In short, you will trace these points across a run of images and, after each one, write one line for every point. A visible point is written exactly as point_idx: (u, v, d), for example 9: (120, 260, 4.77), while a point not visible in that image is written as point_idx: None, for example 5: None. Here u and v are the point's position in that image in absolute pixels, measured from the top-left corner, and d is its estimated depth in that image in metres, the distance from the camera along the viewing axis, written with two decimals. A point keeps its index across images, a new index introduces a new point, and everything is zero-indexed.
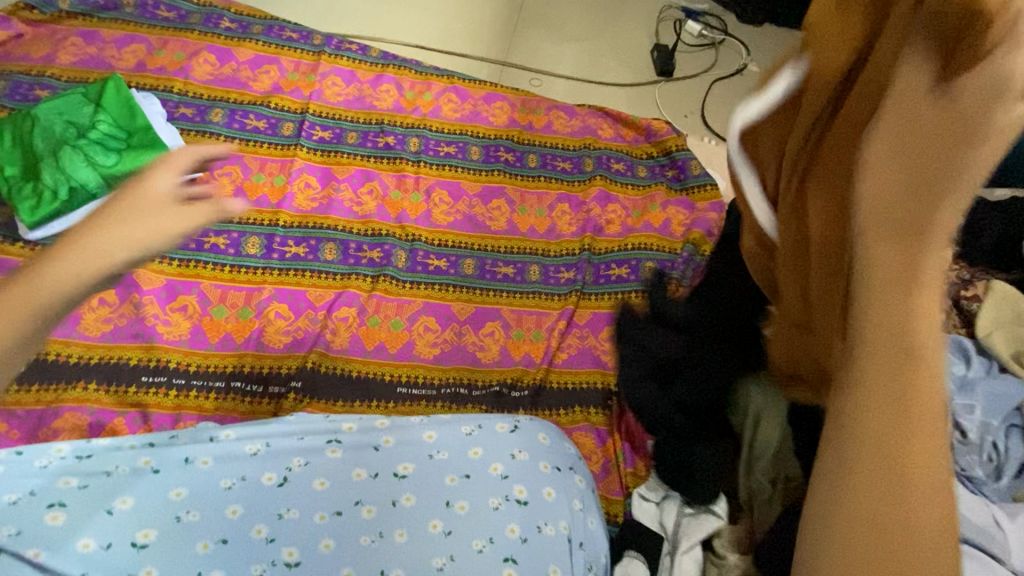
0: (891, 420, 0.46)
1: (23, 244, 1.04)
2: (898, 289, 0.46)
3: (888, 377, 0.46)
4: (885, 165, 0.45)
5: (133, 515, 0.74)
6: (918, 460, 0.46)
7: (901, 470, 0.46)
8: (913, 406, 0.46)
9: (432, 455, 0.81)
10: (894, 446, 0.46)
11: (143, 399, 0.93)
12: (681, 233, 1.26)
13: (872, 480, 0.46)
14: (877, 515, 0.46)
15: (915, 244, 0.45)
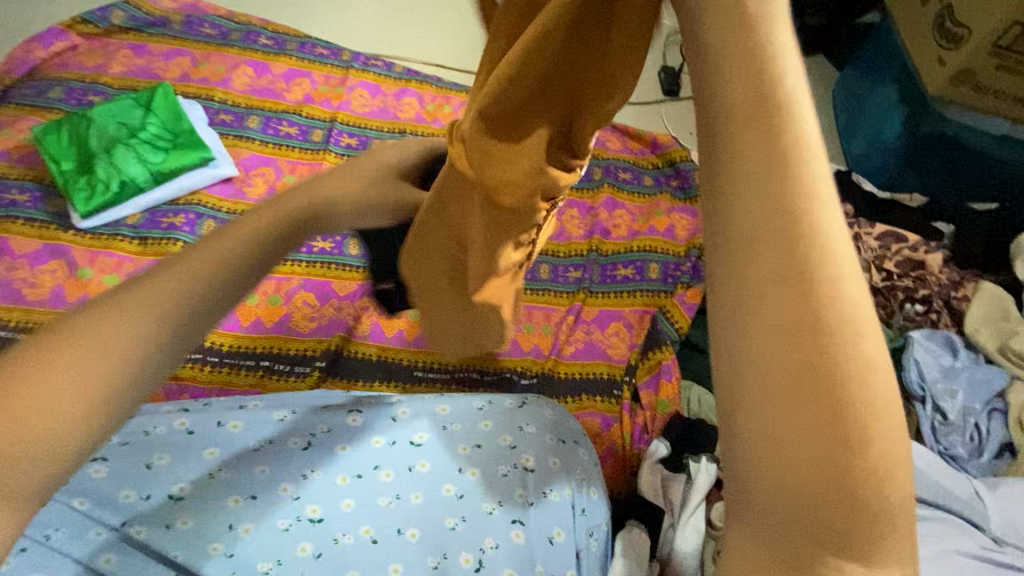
0: (794, 315, 0.27)
1: (74, 231, 1.13)
2: (757, 129, 0.28)
3: (770, 222, 0.28)
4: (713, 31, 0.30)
5: (169, 471, 0.79)
6: (852, 363, 0.27)
7: (827, 389, 0.27)
8: (822, 288, 0.27)
9: (446, 426, 0.87)
10: (809, 352, 0.27)
11: (181, 373, 1.01)
12: (684, 237, 1.32)
13: (793, 412, 0.27)
14: (818, 468, 0.27)
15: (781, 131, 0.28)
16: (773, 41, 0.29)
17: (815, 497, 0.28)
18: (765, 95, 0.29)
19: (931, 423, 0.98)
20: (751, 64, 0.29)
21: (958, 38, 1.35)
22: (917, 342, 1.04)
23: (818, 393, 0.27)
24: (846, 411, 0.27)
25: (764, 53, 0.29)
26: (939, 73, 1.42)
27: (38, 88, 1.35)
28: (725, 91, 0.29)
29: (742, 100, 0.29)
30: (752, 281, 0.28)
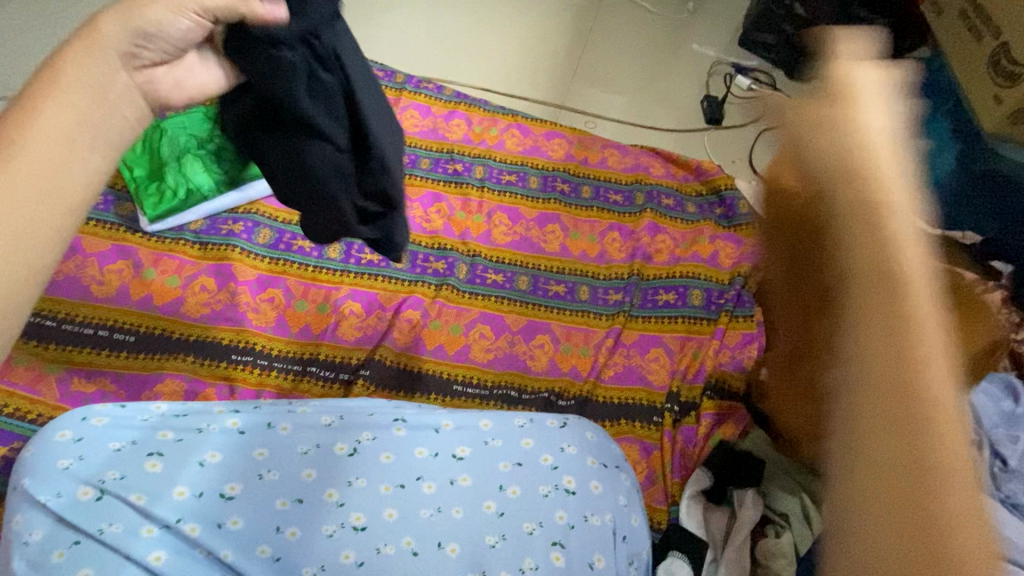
0: (890, 407, 0.42)
1: (141, 233, 1.16)
2: (884, 316, 0.44)
3: (887, 360, 0.43)
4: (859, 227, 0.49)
5: (221, 469, 0.80)
6: (934, 438, 0.40)
7: (922, 452, 0.40)
8: (924, 399, 0.41)
9: (487, 442, 0.88)
10: (922, 440, 0.40)
11: (232, 373, 1.05)
12: (728, 265, 1.31)
13: (888, 461, 0.40)
14: (906, 499, 0.39)
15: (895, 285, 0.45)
16: (901, 259, 0.45)
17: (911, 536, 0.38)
18: (885, 246, 0.47)
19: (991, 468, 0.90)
20: (877, 233, 0.47)
21: (1015, 77, 1.40)
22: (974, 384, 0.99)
23: (915, 458, 0.40)
24: (928, 477, 0.39)
25: (893, 251, 0.46)
26: (997, 111, 1.46)
27: None
28: (851, 251, 0.49)
29: (873, 254, 0.47)
30: (868, 362, 0.43)
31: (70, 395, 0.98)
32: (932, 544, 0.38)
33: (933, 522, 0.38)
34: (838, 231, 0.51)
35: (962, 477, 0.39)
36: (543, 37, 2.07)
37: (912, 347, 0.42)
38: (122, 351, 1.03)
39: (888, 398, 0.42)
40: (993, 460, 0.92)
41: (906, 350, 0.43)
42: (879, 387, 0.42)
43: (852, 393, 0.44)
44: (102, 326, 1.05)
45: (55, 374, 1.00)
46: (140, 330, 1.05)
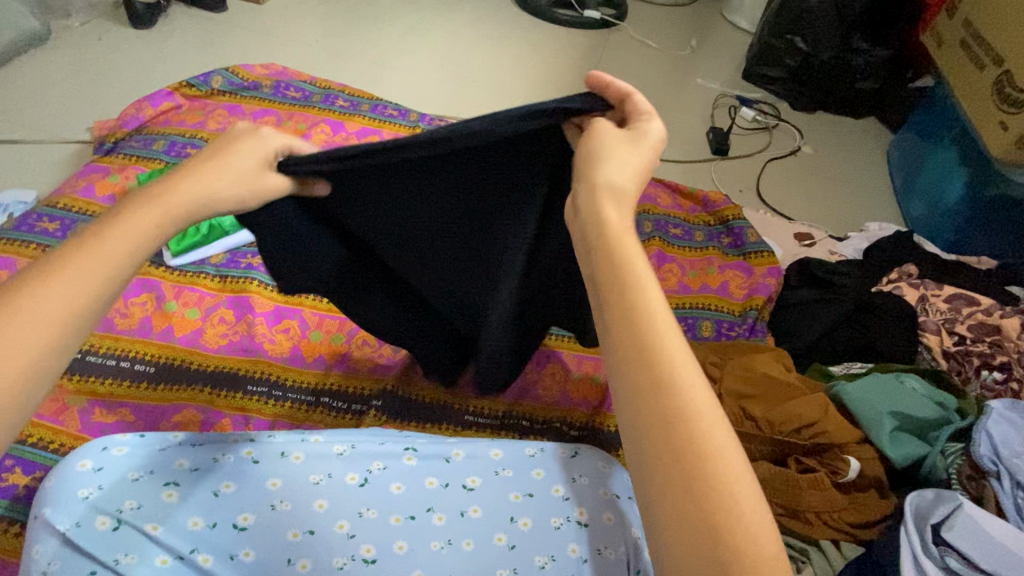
0: (651, 406, 0.45)
1: (165, 268, 1.20)
2: (617, 305, 0.49)
3: (624, 349, 0.47)
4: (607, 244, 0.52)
5: (235, 499, 0.80)
6: (692, 428, 0.44)
7: (699, 466, 0.43)
8: (671, 394, 0.45)
9: (498, 472, 0.87)
10: (669, 418, 0.45)
11: (248, 404, 1.07)
12: (740, 296, 1.30)
13: (671, 495, 0.43)
14: (686, 495, 0.43)
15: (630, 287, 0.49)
16: (624, 258, 0.51)
17: (685, 515, 0.42)
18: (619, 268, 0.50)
19: (1014, 502, 0.83)
20: (615, 278, 0.50)
21: (1020, 103, 1.40)
22: (995, 414, 0.91)
23: (698, 477, 0.43)
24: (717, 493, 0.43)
25: (618, 254, 0.51)
26: (1002, 138, 1.45)
27: (143, 141, 1.47)
28: (606, 305, 0.50)
29: (611, 297, 0.50)
30: (641, 403, 0.45)
31: (91, 425, 1.01)
32: (711, 523, 0.42)
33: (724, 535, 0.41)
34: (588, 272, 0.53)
35: (738, 471, 0.44)
36: (552, 75, 2.14)
37: (678, 379, 0.46)
38: (142, 381, 1.06)
39: (669, 418, 0.44)
40: (1014, 489, 0.84)
41: (666, 376, 0.46)
42: (659, 421, 0.45)
43: (629, 432, 0.46)
44: (124, 358, 1.08)
45: (77, 405, 1.02)
46: (159, 361, 1.08)
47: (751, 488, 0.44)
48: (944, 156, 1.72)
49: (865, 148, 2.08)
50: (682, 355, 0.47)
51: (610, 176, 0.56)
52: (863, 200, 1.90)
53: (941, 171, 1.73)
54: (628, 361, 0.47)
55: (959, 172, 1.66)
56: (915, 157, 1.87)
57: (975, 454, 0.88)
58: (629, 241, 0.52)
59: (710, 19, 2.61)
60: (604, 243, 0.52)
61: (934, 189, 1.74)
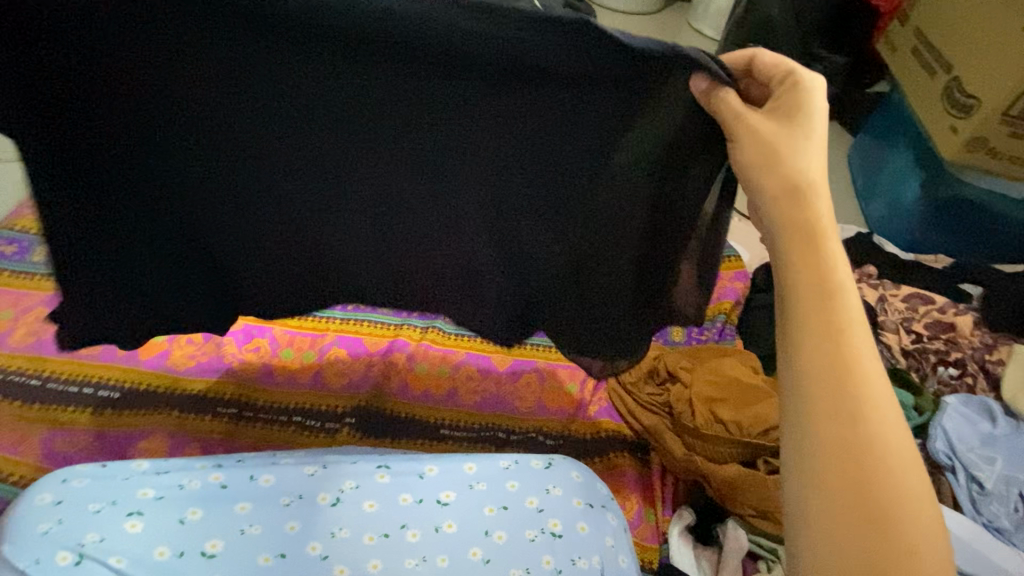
0: (828, 382, 0.47)
1: None
2: (812, 276, 0.51)
3: (813, 320, 0.49)
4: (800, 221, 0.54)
5: (201, 526, 0.79)
6: (866, 406, 0.46)
7: (866, 444, 0.45)
8: (853, 370, 0.47)
9: (472, 485, 0.87)
10: (844, 394, 0.47)
11: (218, 427, 1.04)
12: (709, 300, 1.35)
13: (835, 470, 0.45)
14: (849, 471, 0.45)
15: (824, 263, 0.51)
16: (825, 242, 0.52)
17: (846, 494, 0.45)
18: (815, 243, 0.52)
19: (968, 494, 0.86)
20: (810, 245, 0.52)
21: (969, 108, 1.47)
22: (951, 409, 0.94)
23: (858, 433, 0.45)
24: (870, 438, 0.46)
25: (816, 234, 0.53)
26: (952, 141, 1.52)
27: None
28: (794, 260, 0.52)
29: (802, 266, 0.51)
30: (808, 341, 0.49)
31: (53, 455, 0.98)
32: (872, 503, 0.44)
33: (877, 501, 0.44)
34: (777, 244, 0.54)
35: (905, 456, 0.46)
36: None
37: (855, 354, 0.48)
38: (107, 407, 1.03)
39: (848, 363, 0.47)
40: (968, 483, 0.87)
41: (843, 328, 0.48)
42: (831, 384, 0.47)
43: (798, 404, 0.48)
44: (85, 384, 1.05)
45: (37, 435, 0.99)
46: (125, 385, 1.06)
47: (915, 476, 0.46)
48: (899, 159, 1.80)
49: (828, 150, 2.15)
50: (856, 307, 0.50)
51: (806, 158, 0.56)
52: (827, 201, 1.96)
53: (897, 174, 1.80)
54: (810, 306, 0.50)
55: (914, 174, 1.74)
56: (873, 159, 1.94)
57: (930, 450, 0.90)
58: (826, 225, 0.54)
59: (676, 28, 2.65)
60: (795, 192, 0.55)
61: (892, 190, 1.81)
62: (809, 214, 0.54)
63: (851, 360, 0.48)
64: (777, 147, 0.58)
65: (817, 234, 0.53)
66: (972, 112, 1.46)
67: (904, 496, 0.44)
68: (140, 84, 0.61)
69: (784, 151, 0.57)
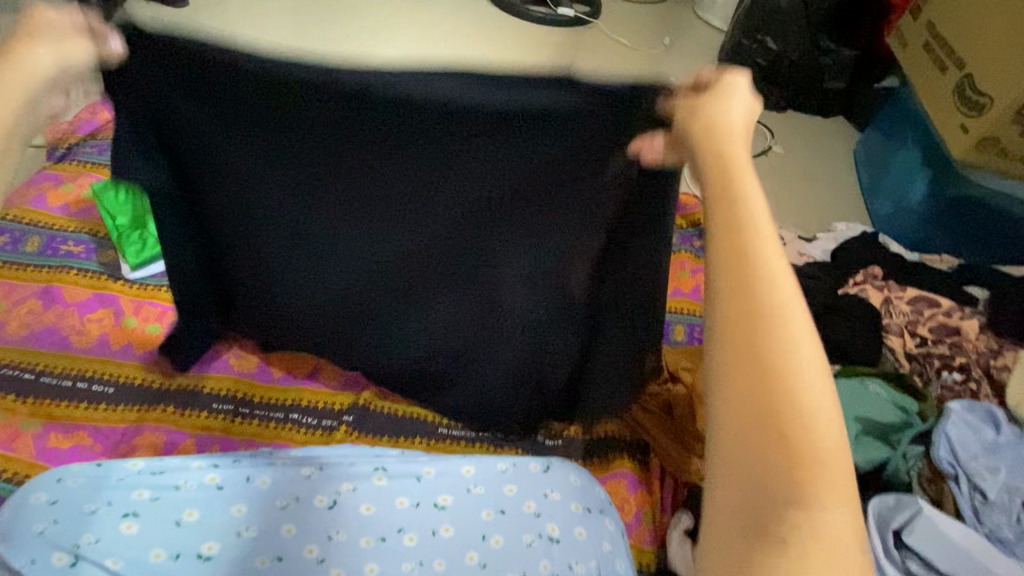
0: (734, 312, 0.40)
1: (124, 281, 1.18)
2: (719, 207, 0.44)
3: (720, 249, 0.42)
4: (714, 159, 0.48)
5: (197, 527, 0.79)
6: (778, 339, 0.38)
7: (774, 380, 0.38)
8: (762, 300, 0.40)
9: (469, 489, 0.86)
10: (750, 326, 0.39)
11: (213, 423, 1.03)
12: None
13: (738, 413, 0.38)
14: (752, 412, 0.37)
15: (734, 191, 0.45)
16: (737, 171, 0.46)
17: (749, 440, 0.37)
18: (725, 176, 0.46)
19: (970, 504, 0.86)
20: (721, 177, 0.46)
21: (981, 107, 1.44)
22: (954, 416, 0.92)
23: (762, 370, 0.38)
24: (778, 375, 0.38)
25: (730, 167, 0.47)
26: (963, 141, 1.49)
27: (100, 147, 1.41)
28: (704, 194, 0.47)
29: (710, 199, 0.46)
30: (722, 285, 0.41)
31: (46, 452, 0.96)
32: (779, 451, 0.36)
33: (786, 451, 0.36)
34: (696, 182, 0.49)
35: (819, 398, 0.37)
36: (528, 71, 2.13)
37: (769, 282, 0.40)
38: (100, 402, 1.02)
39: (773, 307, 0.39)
40: (970, 492, 0.86)
41: (765, 266, 0.41)
42: (734, 313, 0.40)
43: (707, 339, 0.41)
44: (79, 378, 1.04)
45: (30, 431, 0.98)
46: (119, 380, 1.05)
47: (834, 425, 0.37)
48: (905, 157, 1.78)
49: (834, 145, 2.12)
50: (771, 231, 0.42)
51: (726, 111, 0.52)
52: (833, 198, 1.94)
53: (904, 171, 1.78)
54: (714, 236, 0.43)
55: (921, 172, 1.72)
56: (879, 155, 1.92)
57: (933, 458, 0.89)
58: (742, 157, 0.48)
59: (683, 18, 2.61)
60: (710, 135, 0.50)
61: (898, 188, 1.79)
62: (723, 150, 0.49)
63: (761, 290, 0.40)
64: (700, 101, 0.54)
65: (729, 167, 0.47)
66: (985, 110, 1.43)
67: (813, 442, 0.36)
68: (192, 100, 0.69)
69: (705, 104, 0.53)
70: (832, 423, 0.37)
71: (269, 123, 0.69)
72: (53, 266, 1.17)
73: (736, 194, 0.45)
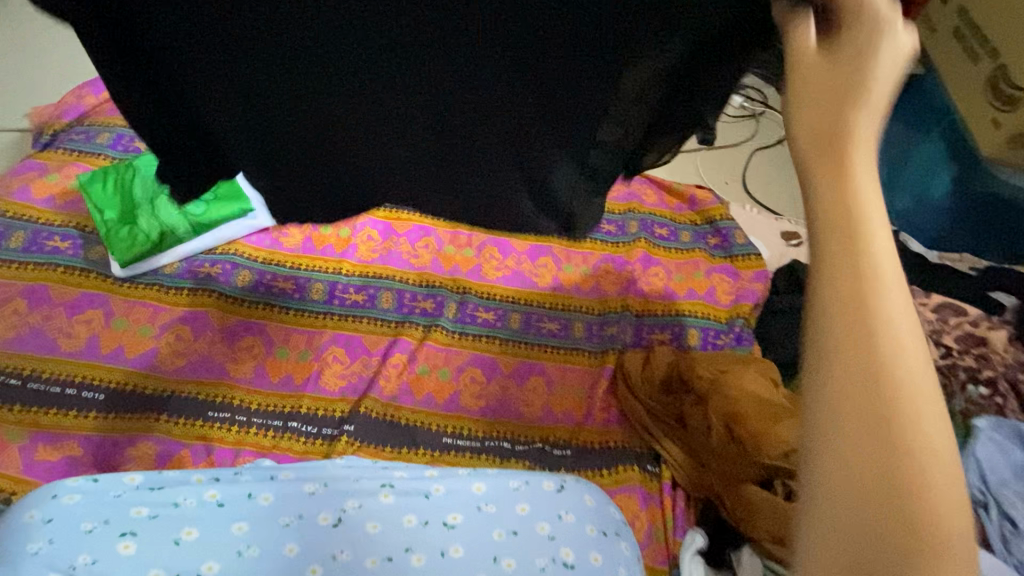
0: (849, 334, 0.37)
1: (114, 279, 1.13)
2: (829, 210, 0.40)
3: (837, 259, 0.39)
4: (824, 133, 0.42)
5: (198, 547, 0.73)
6: (900, 366, 0.36)
7: (893, 410, 0.36)
8: (883, 323, 0.37)
9: (480, 507, 0.82)
10: (869, 354, 0.37)
11: (209, 432, 0.99)
12: (726, 302, 1.29)
13: (863, 449, 0.35)
14: (872, 449, 0.35)
15: (850, 184, 0.40)
16: (852, 156, 0.41)
17: (867, 478, 0.35)
18: (842, 166, 0.41)
19: (1001, 533, 0.82)
20: (832, 165, 0.41)
21: (1013, 101, 1.38)
22: (983, 438, 0.88)
23: (879, 401, 0.36)
24: (892, 405, 0.36)
25: (848, 151, 0.41)
26: (996, 135, 1.44)
27: (87, 135, 1.34)
28: (812, 187, 0.42)
29: (822, 195, 0.41)
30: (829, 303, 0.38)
31: (35, 464, 0.92)
32: (900, 490, 0.35)
33: (908, 489, 0.35)
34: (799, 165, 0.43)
35: (936, 428, 0.36)
36: None
37: (888, 301, 0.37)
38: (91, 410, 0.98)
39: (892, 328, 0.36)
40: (1001, 520, 0.83)
41: (880, 278, 0.38)
42: (850, 337, 0.37)
43: (818, 361, 0.38)
44: (67, 384, 1.00)
45: (18, 442, 0.94)
46: (111, 386, 1.01)
47: (952, 454, 0.36)
48: (928, 150, 1.70)
49: None
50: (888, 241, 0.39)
51: (856, 58, 0.43)
52: None
53: (927, 165, 1.71)
54: (831, 240, 0.39)
55: (945, 166, 1.65)
56: (897, 147, 1.84)
57: (962, 484, 0.86)
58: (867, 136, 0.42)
59: None
60: (831, 99, 0.43)
61: (920, 182, 1.72)
62: (846, 123, 0.42)
63: (876, 312, 0.37)
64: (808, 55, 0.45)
65: (847, 151, 0.41)
66: (1018, 105, 1.37)
67: (935, 477, 0.35)
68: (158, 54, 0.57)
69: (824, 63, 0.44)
70: (949, 450, 0.36)
71: (281, 70, 0.59)
72: (38, 264, 1.11)
73: (852, 187, 0.40)
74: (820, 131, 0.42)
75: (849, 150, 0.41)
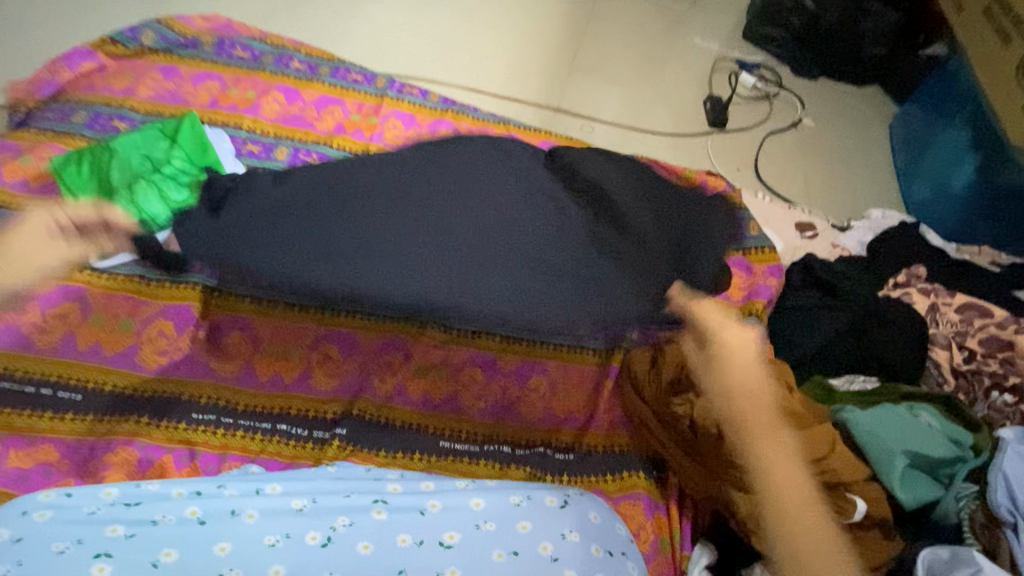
0: (771, 487, 0.79)
1: (89, 270, 1.06)
2: (735, 421, 0.85)
3: (746, 445, 0.83)
4: (716, 376, 0.89)
5: (178, 569, 0.70)
6: (783, 499, 0.78)
7: (787, 522, 0.77)
8: (779, 480, 0.79)
9: (478, 525, 0.78)
10: (779, 497, 0.78)
11: (192, 436, 0.94)
12: (740, 298, 1.20)
13: (782, 544, 0.76)
14: (784, 541, 0.76)
15: (733, 407, 0.86)
16: (727, 386, 0.87)
17: (787, 555, 0.75)
18: (729, 396, 0.87)
19: None
20: (723, 394, 0.87)
21: None
22: (1013, 453, 0.84)
23: (779, 520, 0.77)
24: (783, 516, 0.77)
25: (732, 390, 0.86)
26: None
27: (62, 112, 1.26)
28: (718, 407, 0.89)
29: (725, 412, 0.87)
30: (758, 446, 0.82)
31: (7, 471, 0.87)
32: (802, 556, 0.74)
33: (804, 556, 0.74)
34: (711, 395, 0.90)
35: (818, 527, 0.76)
36: (539, 28, 1.93)
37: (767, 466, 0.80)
38: (67, 412, 0.92)
39: (773, 450, 0.81)
40: None
41: (758, 451, 0.82)
42: (772, 491, 0.79)
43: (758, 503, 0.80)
44: (39, 384, 0.93)
45: None
46: (87, 386, 0.95)
47: (831, 538, 0.75)
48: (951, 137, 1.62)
49: (869, 119, 1.96)
50: (769, 435, 0.82)
51: (725, 340, 0.89)
52: (865, 181, 1.80)
53: (948, 154, 1.63)
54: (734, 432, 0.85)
55: (968, 156, 1.56)
56: (919, 134, 1.76)
57: (988, 503, 0.82)
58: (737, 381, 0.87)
59: None
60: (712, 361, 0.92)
61: (940, 172, 1.65)
62: (726, 374, 0.87)
63: (766, 474, 0.80)
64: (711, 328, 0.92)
65: (724, 389, 0.88)
66: None
67: (832, 549, 0.74)
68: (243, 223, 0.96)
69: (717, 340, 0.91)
70: (829, 541, 0.74)
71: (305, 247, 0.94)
72: None
73: (744, 414, 0.84)
74: (719, 380, 0.88)
75: (724, 389, 0.88)
